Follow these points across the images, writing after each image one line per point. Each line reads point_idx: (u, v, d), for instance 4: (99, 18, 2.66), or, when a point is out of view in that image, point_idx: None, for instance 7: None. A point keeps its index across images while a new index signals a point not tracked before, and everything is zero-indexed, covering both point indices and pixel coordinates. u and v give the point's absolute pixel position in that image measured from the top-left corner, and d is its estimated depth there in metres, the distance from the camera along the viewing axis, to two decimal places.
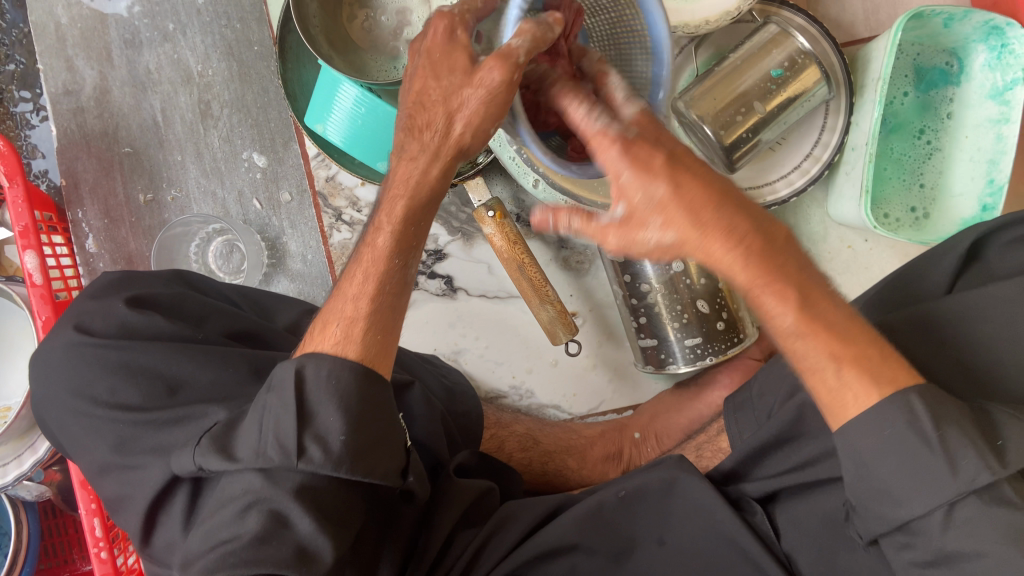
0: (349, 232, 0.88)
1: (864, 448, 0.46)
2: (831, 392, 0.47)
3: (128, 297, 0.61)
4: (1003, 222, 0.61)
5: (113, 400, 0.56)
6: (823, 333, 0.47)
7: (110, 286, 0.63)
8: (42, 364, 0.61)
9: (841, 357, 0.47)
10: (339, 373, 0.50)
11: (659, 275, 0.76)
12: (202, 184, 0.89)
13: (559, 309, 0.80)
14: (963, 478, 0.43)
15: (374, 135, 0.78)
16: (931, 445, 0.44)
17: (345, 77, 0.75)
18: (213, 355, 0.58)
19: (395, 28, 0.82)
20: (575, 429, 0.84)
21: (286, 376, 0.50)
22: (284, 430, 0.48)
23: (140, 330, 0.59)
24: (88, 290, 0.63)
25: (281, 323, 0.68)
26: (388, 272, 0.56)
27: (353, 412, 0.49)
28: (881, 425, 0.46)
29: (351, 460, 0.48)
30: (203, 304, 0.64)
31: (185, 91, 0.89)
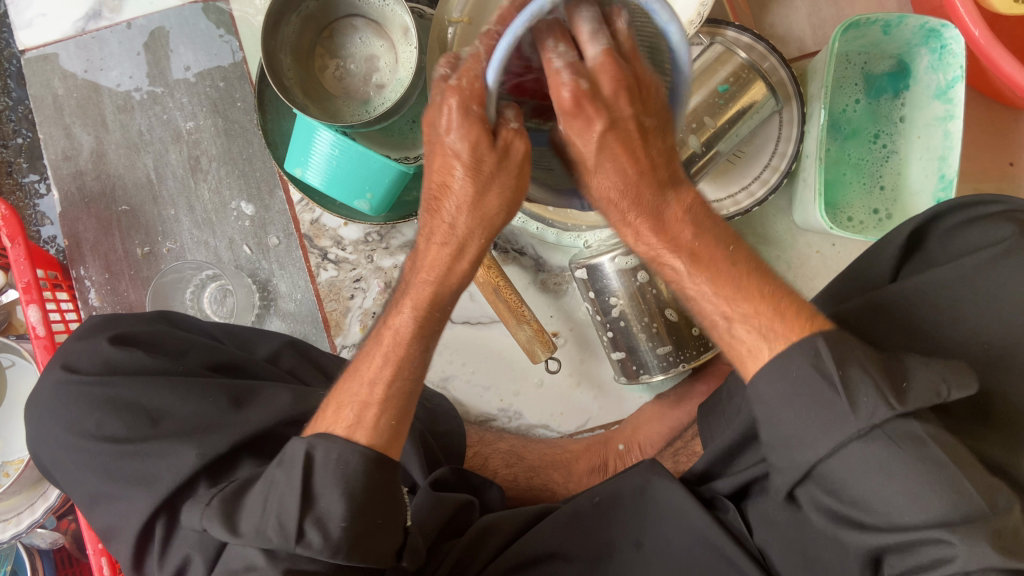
0: (335, 270, 0.93)
1: (767, 396, 0.47)
2: (744, 340, 0.49)
3: (112, 337, 0.65)
4: (959, 204, 0.62)
5: (100, 433, 0.61)
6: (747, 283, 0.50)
7: (96, 327, 0.67)
8: (34, 406, 0.65)
9: (778, 304, 0.49)
10: (335, 443, 0.53)
11: (624, 287, 0.79)
12: (195, 235, 0.94)
13: (536, 328, 0.84)
14: (861, 416, 0.43)
15: (350, 175, 0.82)
16: (833, 386, 0.44)
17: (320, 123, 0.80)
18: (192, 387, 0.63)
19: (365, 74, 0.88)
20: (559, 445, 0.87)
21: (296, 453, 0.53)
22: (287, 507, 0.51)
23: (122, 368, 0.63)
24: (75, 332, 0.67)
25: (261, 353, 0.72)
26: (409, 359, 0.57)
27: (355, 496, 0.52)
28: (787, 368, 0.46)
29: (349, 547, 0.51)
30: (182, 339, 0.68)
31: (175, 148, 0.94)
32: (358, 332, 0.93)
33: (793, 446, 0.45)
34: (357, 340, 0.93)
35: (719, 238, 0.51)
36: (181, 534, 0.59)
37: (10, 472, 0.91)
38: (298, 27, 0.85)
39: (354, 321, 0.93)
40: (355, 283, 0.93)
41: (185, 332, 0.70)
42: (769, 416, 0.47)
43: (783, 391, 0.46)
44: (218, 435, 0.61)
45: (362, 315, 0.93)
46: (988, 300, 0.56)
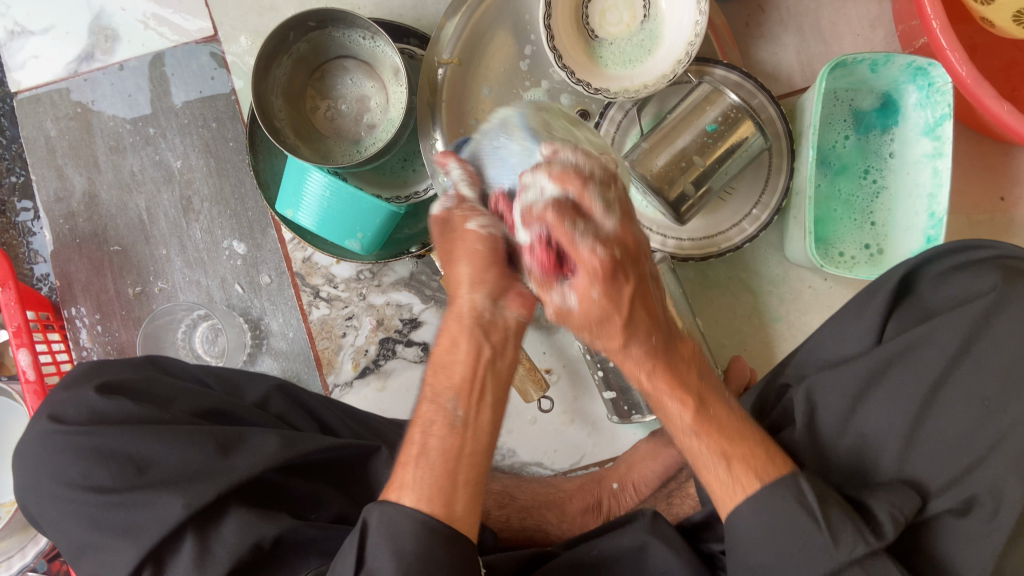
0: (327, 308, 0.93)
1: (741, 534, 0.54)
2: (720, 482, 0.56)
3: (98, 385, 0.65)
4: (945, 251, 0.63)
5: (86, 482, 0.60)
6: (698, 421, 0.58)
7: (82, 375, 0.67)
8: (20, 456, 0.64)
9: (729, 455, 0.56)
10: (387, 506, 0.52)
11: None
12: (187, 274, 0.94)
13: (528, 367, 0.84)
14: (841, 550, 0.51)
15: (342, 215, 0.83)
16: (816, 522, 0.52)
17: (313, 164, 0.80)
18: (179, 434, 0.62)
19: (356, 114, 0.88)
20: (554, 484, 0.86)
21: (355, 522, 0.52)
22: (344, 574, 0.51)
23: (109, 418, 0.63)
24: (63, 380, 0.67)
25: (249, 398, 0.71)
26: (441, 421, 0.57)
27: (406, 554, 0.50)
28: (770, 503, 0.53)
29: None
30: (170, 387, 0.67)
31: (167, 189, 0.95)
32: (350, 370, 0.93)
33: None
34: (349, 378, 0.93)
35: (716, 405, 0.59)
36: None
37: None
38: (289, 68, 0.85)
39: (346, 359, 0.93)
40: (347, 321, 0.93)
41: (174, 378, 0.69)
42: (748, 553, 0.53)
43: (760, 523, 0.53)
44: (204, 483, 0.60)
45: (355, 353, 0.93)
46: (969, 359, 0.57)
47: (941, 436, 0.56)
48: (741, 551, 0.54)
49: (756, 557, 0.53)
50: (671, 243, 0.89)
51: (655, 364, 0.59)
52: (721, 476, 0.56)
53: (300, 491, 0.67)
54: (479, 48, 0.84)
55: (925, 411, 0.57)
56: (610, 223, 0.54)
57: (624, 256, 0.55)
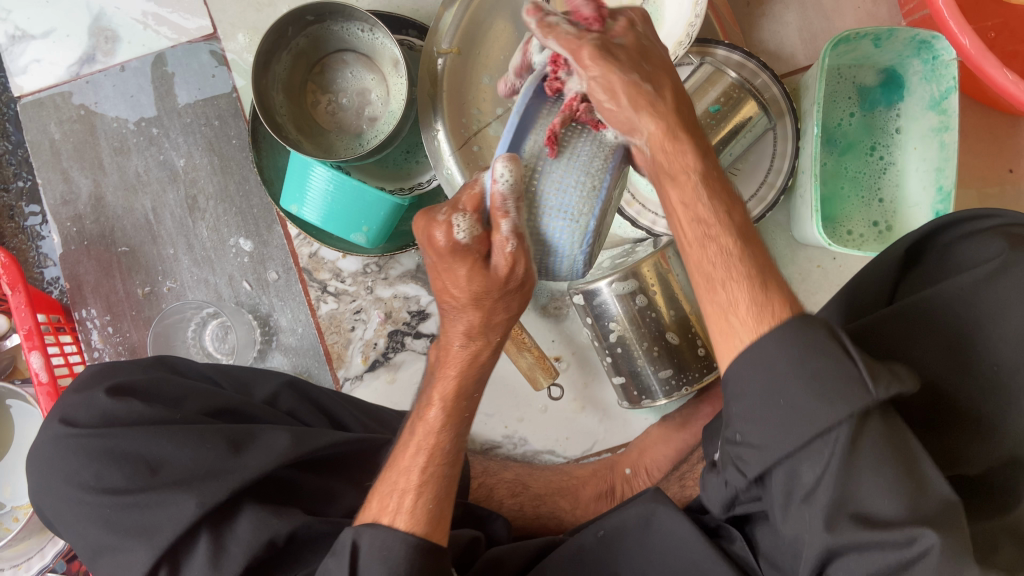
0: (335, 302, 0.93)
1: (749, 369, 0.45)
2: (748, 305, 0.47)
3: (107, 387, 0.65)
4: (957, 218, 0.61)
5: (100, 484, 0.61)
6: (723, 260, 0.49)
7: (92, 378, 0.67)
8: (34, 459, 0.65)
9: (763, 277, 0.48)
10: (379, 531, 0.56)
11: (624, 312, 0.79)
12: (194, 273, 0.95)
13: (537, 355, 0.83)
14: (878, 389, 0.42)
15: (346, 209, 0.82)
16: (847, 361, 0.42)
17: (316, 160, 0.80)
18: (190, 434, 0.63)
19: (357, 108, 0.88)
20: (565, 471, 0.86)
21: (345, 544, 0.56)
22: None
23: (121, 419, 0.63)
24: (73, 384, 0.67)
25: (259, 396, 0.71)
26: (440, 445, 0.60)
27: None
28: (786, 340, 0.44)
29: None
30: (181, 386, 0.68)
31: (172, 188, 0.95)
32: (360, 364, 0.93)
33: (771, 438, 0.44)
34: (359, 371, 0.93)
35: (760, 251, 0.50)
36: None
37: (19, 516, 0.91)
38: (289, 64, 0.85)
39: (356, 353, 0.93)
40: (355, 315, 0.93)
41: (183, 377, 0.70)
42: (743, 412, 0.46)
43: (762, 386, 0.44)
44: (217, 481, 0.61)
45: (364, 346, 0.93)
46: (982, 322, 0.54)
47: (941, 403, 0.54)
48: (738, 406, 0.46)
49: (746, 404, 0.45)
50: None
51: (704, 188, 0.51)
52: (725, 307, 0.48)
53: (314, 487, 0.67)
54: (478, 36, 0.84)
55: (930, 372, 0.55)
56: (650, 118, 0.50)
57: (672, 155, 0.51)
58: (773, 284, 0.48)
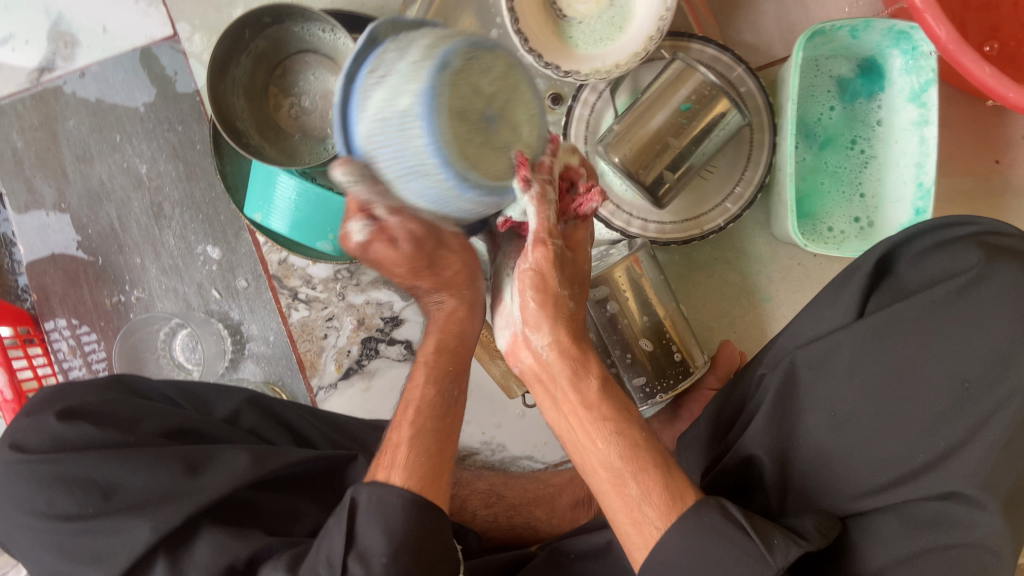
0: (307, 309, 0.91)
1: (661, 550, 0.49)
2: (629, 505, 0.51)
3: (59, 411, 0.63)
4: (933, 226, 0.60)
5: (51, 510, 0.59)
6: (626, 456, 0.53)
7: (44, 401, 0.65)
8: None
9: (641, 472, 0.52)
10: (377, 486, 0.53)
11: (596, 320, 0.77)
12: (163, 282, 0.93)
13: (510, 363, 0.82)
14: (777, 558, 0.48)
15: (312, 216, 0.80)
16: (745, 531, 0.48)
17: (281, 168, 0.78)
18: (144, 458, 0.61)
19: (321, 110, 0.85)
20: (541, 479, 0.84)
21: (342, 502, 0.53)
22: (334, 550, 0.51)
23: (73, 442, 0.61)
24: (25, 407, 0.65)
25: (219, 414, 0.70)
26: (428, 399, 0.59)
27: (399, 534, 0.51)
28: (699, 522, 0.49)
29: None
30: (136, 406, 0.66)
31: (137, 195, 0.93)
32: (334, 372, 0.91)
33: None
34: (334, 379, 0.92)
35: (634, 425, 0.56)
36: None
37: None
38: (249, 67, 0.83)
39: (329, 360, 0.91)
40: (328, 322, 0.91)
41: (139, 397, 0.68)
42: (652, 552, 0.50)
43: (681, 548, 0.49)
44: (172, 506, 0.59)
45: (337, 353, 0.91)
46: (953, 335, 0.54)
47: (909, 416, 0.54)
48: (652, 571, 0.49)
49: (662, 567, 0.49)
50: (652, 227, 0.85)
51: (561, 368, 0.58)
52: (635, 501, 0.51)
53: (276, 508, 0.65)
54: None
55: (891, 394, 0.55)
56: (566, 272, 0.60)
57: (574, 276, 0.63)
58: (673, 476, 0.52)
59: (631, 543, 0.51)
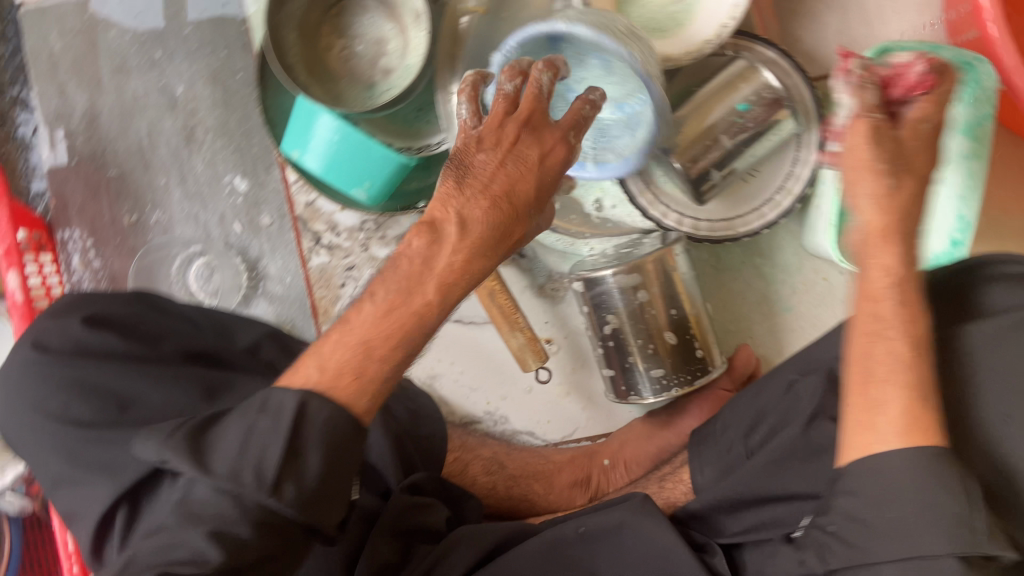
0: (328, 256, 0.91)
1: (880, 478, 0.47)
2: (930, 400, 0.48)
3: (86, 317, 0.63)
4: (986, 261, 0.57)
5: (66, 415, 0.57)
6: (918, 349, 0.49)
7: (71, 305, 0.65)
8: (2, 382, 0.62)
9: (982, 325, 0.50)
10: (328, 401, 0.46)
11: (624, 305, 0.76)
12: (185, 207, 0.91)
13: (529, 337, 0.82)
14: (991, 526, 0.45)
15: (352, 160, 0.79)
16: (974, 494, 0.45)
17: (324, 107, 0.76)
18: (165, 376, 0.60)
19: (373, 56, 0.84)
20: (543, 454, 0.84)
21: (286, 403, 0.46)
22: (269, 457, 0.44)
23: (101, 349, 0.61)
24: (51, 308, 0.65)
25: (241, 343, 0.69)
26: (428, 319, 0.49)
27: (334, 449, 0.46)
28: (940, 471, 0.45)
29: (309, 509, 0.45)
30: (162, 325, 0.66)
31: (171, 116, 0.91)
32: None
33: (885, 538, 0.46)
34: None
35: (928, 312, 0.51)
36: None
37: None
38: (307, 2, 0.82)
39: (343, 310, 0.90)
40: (347, 271, 0.90)
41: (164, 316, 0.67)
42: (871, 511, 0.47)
43: (890, 488, 0.46)
44: None
45: (351, 304, 0.90)
46: None
47: None
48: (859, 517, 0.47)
49: (865, 503, 0.47)
50: (687, 222, 0.82)
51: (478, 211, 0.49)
52: (879, 409, 0.48)
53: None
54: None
55: None
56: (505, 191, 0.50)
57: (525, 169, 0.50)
58: (936, 416, 0.48)
59: (850, 446, 0.49)
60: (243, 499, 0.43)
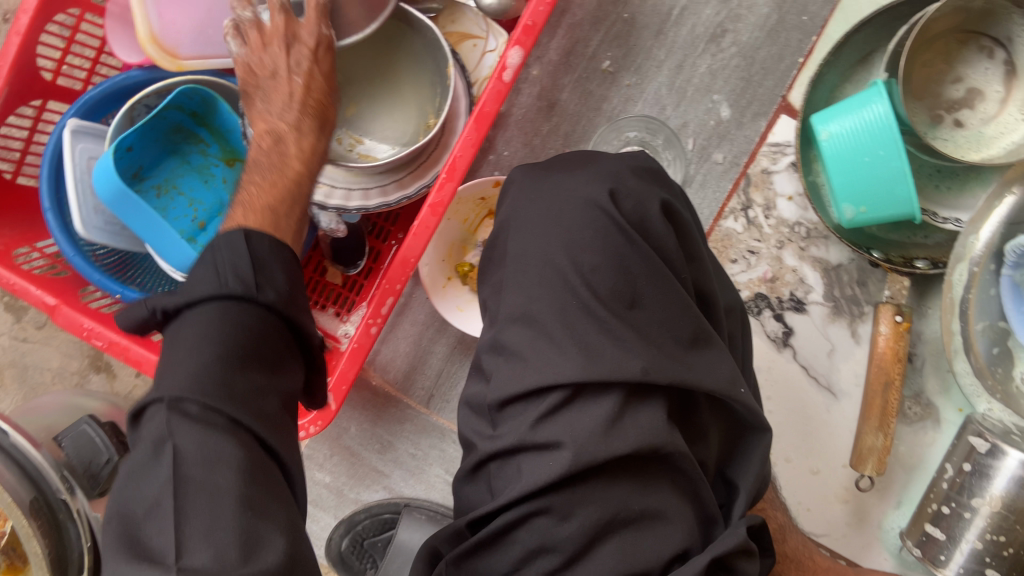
0: (742, 226, 0.85)
1: None
2: None
3: (663, 201, 0.59)
4: None
5: (587, 273, 0.55)
6: None
7: (646, 172, 0.61)
8: (540, 187, 0.61)
9: None
10: (264, 233, 0.51)
11: (1005, 493, 0.72)
12: (660, 94, 0.84)
13: (887, 446, 0.76)
14: None
15: (868, 182, 0.74)
16: None
17: (887, 104, 0.72)
18: (679, 300, 0.56)
19: (956, 101, 0.77)
20: (813, 550, 0.78)
21: (231, 233, 0.50)
22: (241, 262, 0.48)
23: (643, 231, 0.58)
24: (628, 159, 0.62)
25: (726, 300, 0.62)
26: None
27: (296, 274, 0.52)
28: None
29: (295, 311, 0.50)
30: (699, 241, 0.62)
31: (714, 5, 0.84)
32: None
33: None
34: None
35: None
36: (570, 417, 0.53)
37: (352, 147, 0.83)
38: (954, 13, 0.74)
39: None
40: (748, 252, 0.85)
41: (696, 234, 0.62)
42: None
43: None
44: (672, 366, 0.54)
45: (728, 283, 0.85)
46: None
47: None
48: None
49: None
50: None
51: None
52: None
53: (701, 425, 0.60)
54: None
55: None
56: None
57: None
58: None
59: None
60: (232, 292, 0.47)
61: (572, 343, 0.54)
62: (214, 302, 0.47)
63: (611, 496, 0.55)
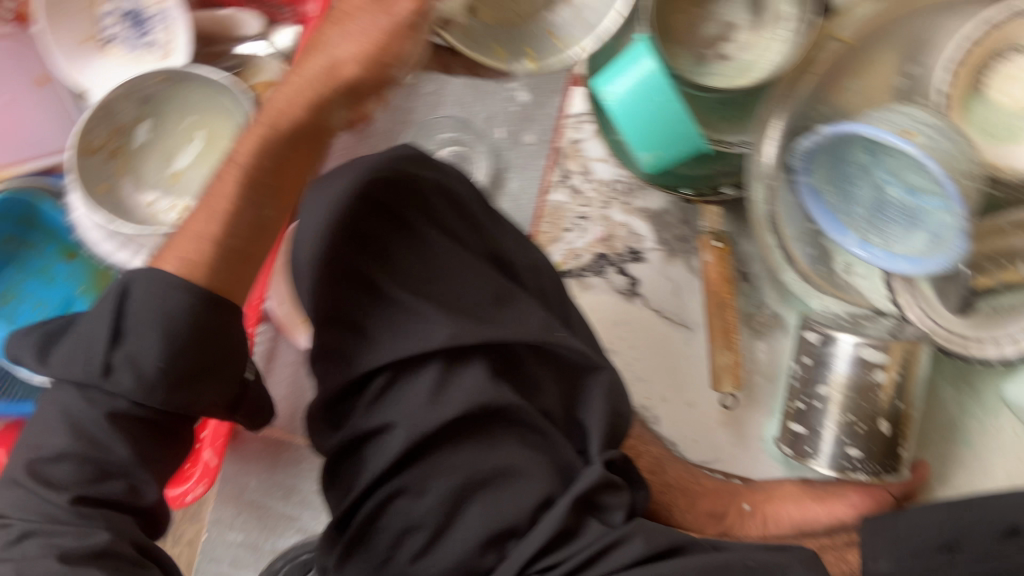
0: (567, 196, 0.91)
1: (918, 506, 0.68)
2: None
3: (433, 183, 0.65)
4: None
5: (384, 267, 0.62)
6: None
7: (414, 159, 0.66)
8: (325, 200, 0.65)
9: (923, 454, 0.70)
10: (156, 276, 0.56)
11: (847, 377, 0.77)
12: (460, 93, 0.90)
13: (736, 361, 0.81)
14: None
15: (656, 124, 0.79)
16: None
17: (654, 58, 0.76)
18: (472, 270, 0.63)
19: (715, 36, 0.83)
20: (694, 476, 0.85)
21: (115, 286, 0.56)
22: (98, 339, 0.55)
23: (428, 219, 0.64)
24: (393, 151, 0.65)
25: (525, 259, 0.68)
26: None
27: (178, 338, 0.55)
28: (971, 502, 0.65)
29: (167, 384, 0.55)
30: (484, 213, 0.68)
31: None
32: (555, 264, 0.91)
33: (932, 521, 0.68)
34: None
35: None
36: (397, 398, 0.60)
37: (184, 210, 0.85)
38: None
39: (557, 252, 0.91)
40: (579, 218, 0.91)
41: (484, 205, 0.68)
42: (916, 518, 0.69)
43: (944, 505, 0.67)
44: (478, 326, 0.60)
45: (567, 250, 0.91)
46: None
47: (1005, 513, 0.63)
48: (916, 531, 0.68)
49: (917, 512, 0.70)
50: None
51: None
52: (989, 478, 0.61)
53: (531, 376, 0.67)
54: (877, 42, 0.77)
55: None
56: None
57: None
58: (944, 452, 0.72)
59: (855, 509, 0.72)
60: (91, 392, 0.55)
61: (386, 331, 0.60)
62: (61, 458, 0.54)
63: (458, 459, 0.59)
